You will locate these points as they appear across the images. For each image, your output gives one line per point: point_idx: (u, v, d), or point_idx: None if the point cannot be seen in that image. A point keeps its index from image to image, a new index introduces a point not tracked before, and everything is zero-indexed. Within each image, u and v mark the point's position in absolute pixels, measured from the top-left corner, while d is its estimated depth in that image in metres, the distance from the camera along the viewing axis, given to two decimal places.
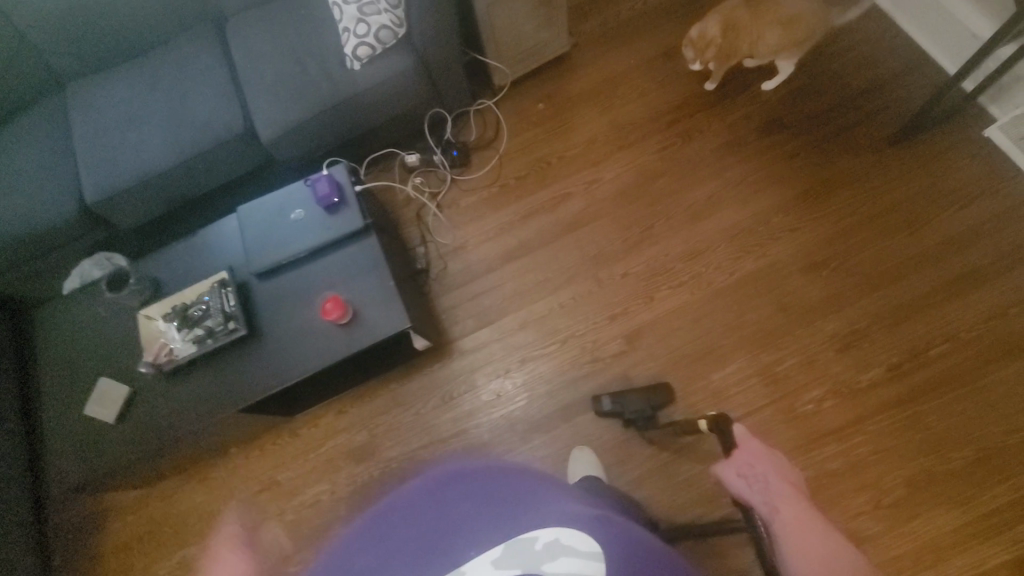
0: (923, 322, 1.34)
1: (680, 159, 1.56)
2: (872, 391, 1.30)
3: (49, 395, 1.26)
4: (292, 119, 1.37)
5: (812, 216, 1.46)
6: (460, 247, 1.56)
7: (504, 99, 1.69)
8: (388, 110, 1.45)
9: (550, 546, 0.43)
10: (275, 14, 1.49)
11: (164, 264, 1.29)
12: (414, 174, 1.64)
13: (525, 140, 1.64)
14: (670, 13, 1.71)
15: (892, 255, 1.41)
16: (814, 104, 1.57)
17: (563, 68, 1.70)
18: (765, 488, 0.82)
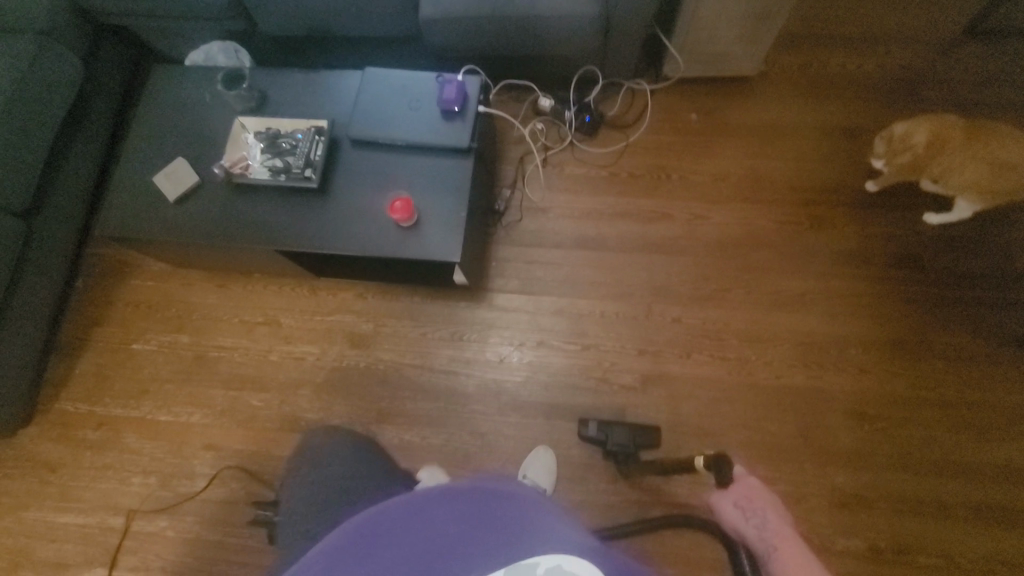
0: (934, 528, 1.25)
1: (796, 243, 1.44)
2: (840, 560, 1.23)
3: (132, 147, 1.31)
4: (457, 10, 1.30)
5: (889, 368, 1.35)
6: (542, 209, 1.51)
7: (661, 91, 1.58)
8: (548, 47, 1.37)
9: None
10: None
11: (280, 85, 1.30)
12: (538, 118, 1.57)
13: (659, 142, 1.54)
14: (875, 92, 1.53)
15: (945, 450, 1.29)
16: (963, 262, 1.41)
17: (736, 91, 1.56)
18: (760, 520, 0.90)
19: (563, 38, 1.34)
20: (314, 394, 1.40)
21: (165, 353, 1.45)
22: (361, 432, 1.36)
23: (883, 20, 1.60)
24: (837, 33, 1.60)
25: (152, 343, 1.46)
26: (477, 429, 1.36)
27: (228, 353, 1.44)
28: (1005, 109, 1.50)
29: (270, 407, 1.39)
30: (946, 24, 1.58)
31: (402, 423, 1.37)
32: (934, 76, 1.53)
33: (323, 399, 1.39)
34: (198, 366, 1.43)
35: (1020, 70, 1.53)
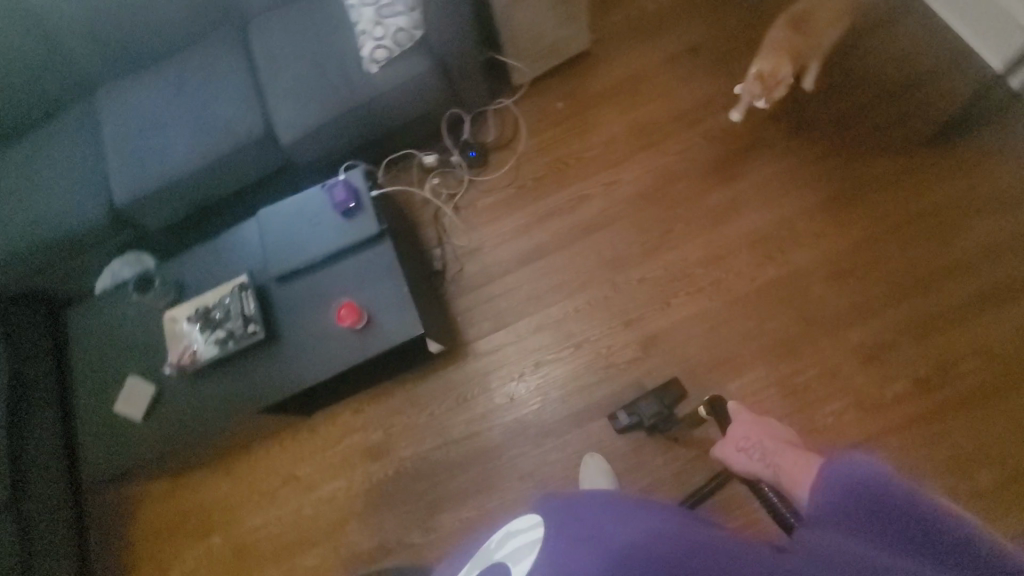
0: (957, 333, 1.27)
1: (703, 160, 1.51)
2: (894, 406, 1.25)
3: (83, 391, 1.31)
4: (313, 124, 1.38)
5: (839, 220, 1.39)
6: (476, 249, 1.56)
7: (523, 98, 1.67)
8: (405, 114, 1.45)
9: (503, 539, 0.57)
10: (296, 17, 1.50)
11: (191, 266, 1.33)
12: (431, 175, 1.64)
13: (543, 141, 1.63)
14: (695, 9, 1.66)
15: (926, 260, 1.33)
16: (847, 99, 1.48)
17: (583, 66, 1.67)
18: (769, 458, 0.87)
19: (414, 100, 1.42)
20: (361, 524, 1.37)
21: (206, 563, 1.40)
22: (421, 534, 1.34)
23: None
24: None
25: (188, 561, 1.41)
26: (523, 472, 1.35)
27: (264, 531, 1.40)
28: None
29: (327, 558, 1.35)
30: None
31: (455, 504, 1.35)
32: None
33: (372, 523, 1.37)
34: (242, 558, 1.39)
35: None
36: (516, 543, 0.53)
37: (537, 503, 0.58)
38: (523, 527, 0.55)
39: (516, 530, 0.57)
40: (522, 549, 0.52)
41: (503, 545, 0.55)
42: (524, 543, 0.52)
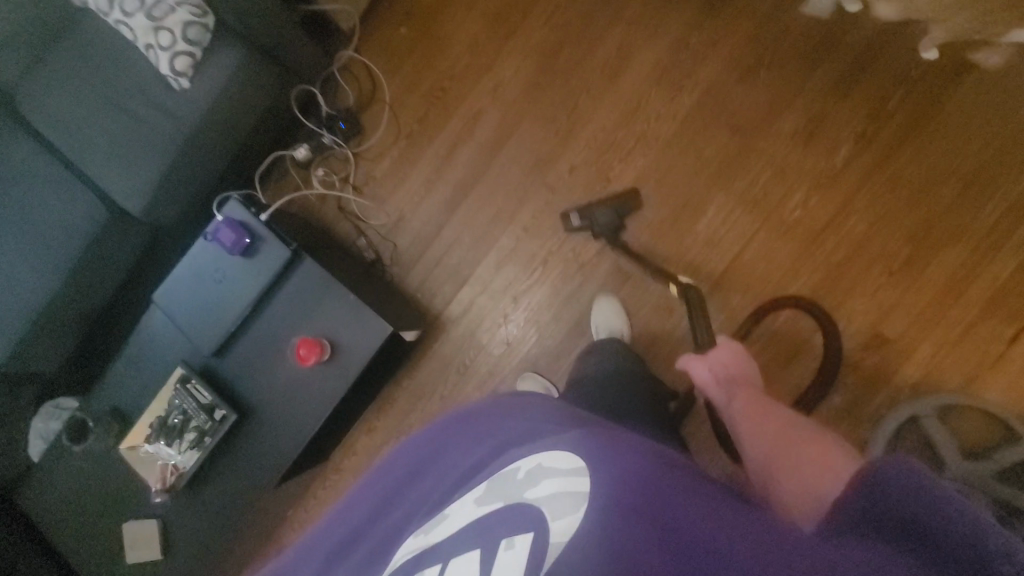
0: (876, 72, 1.26)
1: (574, 18, 1.38)
2: (845, 171, 1.26)
3: (85, 564, 1.17)
4: (155, 177, 1.18)
5: (727, 17, 1.32)
6: (400, 219, 1.44)
7: (362, 42, 1.48)
8: (251, 118, 1.25)
9: (534, 471, 0.48)
10: (64, 65, 1.23)
11: (120, 386, 1.17)
12: (313, 168, 1.47)
13: (407, 76, 1.46)
14: None
15: (823, 16, 1.28)
16: None
17: None
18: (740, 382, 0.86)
19: (252, 99, 1.22)
20: None
21: None
22: None
23: None
24: None
25: None
26: None
27: None
28: None
29: None
30: None
31: None
32: None
33: None
34: None
35: None
36: (555, 486, 0.45)
37: (581, 435, 0.48)
38: (563, 467, 0.46)
39: (555, 470, 0.46)
40: (566, 504, 0.44)
41: (536, 486, 0.46)
42: (569, 494, 0.44)
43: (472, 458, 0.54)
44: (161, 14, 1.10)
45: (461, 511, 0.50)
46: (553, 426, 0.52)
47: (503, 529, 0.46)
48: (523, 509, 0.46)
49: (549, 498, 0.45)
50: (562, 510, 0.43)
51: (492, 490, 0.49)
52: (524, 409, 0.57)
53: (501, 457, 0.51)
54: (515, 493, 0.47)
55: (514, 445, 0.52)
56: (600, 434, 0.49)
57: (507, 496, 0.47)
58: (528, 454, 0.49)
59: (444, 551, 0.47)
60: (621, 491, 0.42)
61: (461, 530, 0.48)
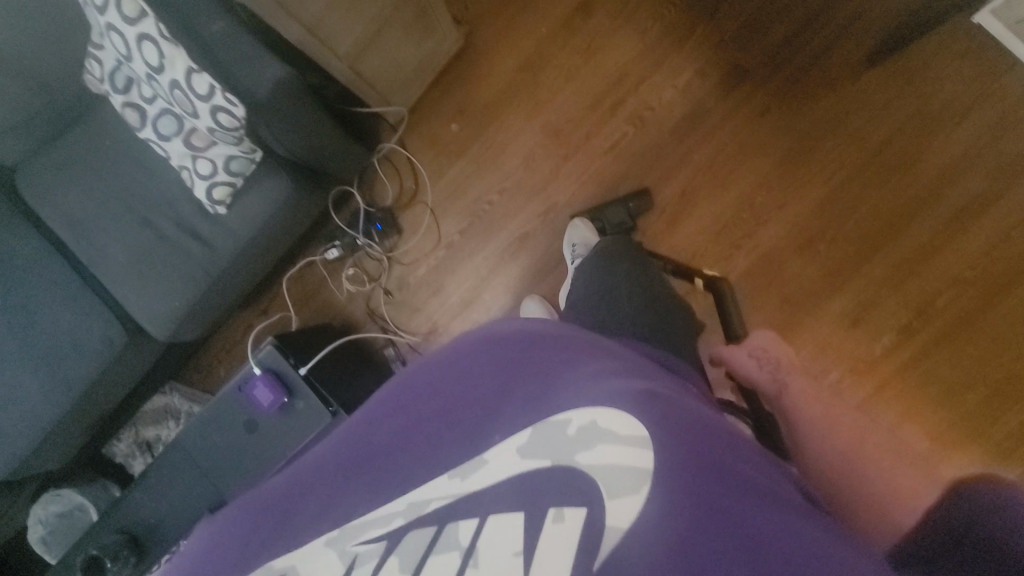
0: (930, 271, 1.25)
1: (637, 152, 1.32)
2: (884, 359, 1.27)
3: None
4: (181, 302, 1.07)
5: (795, 181, 1.28)
6: (431, 332, 1.38)
7: (408, 137, 1.37)
8: (290, 238, 1.15)
9: (586, 425, 0.41)
10: (78, 157, 1.09)
11: (135, 511, 1.12)
12: (344, 265, 1.39)
13: (452, 182, 1.37)
14: None
15: (886, 201, 1.26)
16: (774, 32, 1.27)
17: (463, 69, 1.36)
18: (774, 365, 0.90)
19: (294, 225, 1.11)
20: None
21: None
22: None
23: None
24: None
25: None
26: None
27: None
28: None
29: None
30: None
31: None
32: None
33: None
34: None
35: None
36: (619, 453, 0.40)
37: (645, 399, 0.42)
38: (627, 437, 0.40)
39: (614, 429, 0.41)
40: (625, 485, 0.39)
41: (592, 452, 0.40)
42: (632, 469, 0.40)
43: (511, 386, 0.44)
44: (202, 141, 0.97)
45: (496, 459, 0.42)
46: (605, 376, 0.45)
47: (551, 496, 0.41)
48: (578, 474, 0.41)
49: (608, 464, 0.40)
50: (624, 488, 0.39)
51: (540, 440, 0.42)
52: (567, 344, 0.49)
53: (544, 395, 0.43)
54: (566, 456, 0.41)
55: (562, 387, 0.43)
56: (666, 400, 0.44)
57: (555, 456, 0.41)
58: (580, 409, 0.42)
59: (484, 502, 0.40)
60: (688, 475, 0.39)
61: (502, 484, 0.41)
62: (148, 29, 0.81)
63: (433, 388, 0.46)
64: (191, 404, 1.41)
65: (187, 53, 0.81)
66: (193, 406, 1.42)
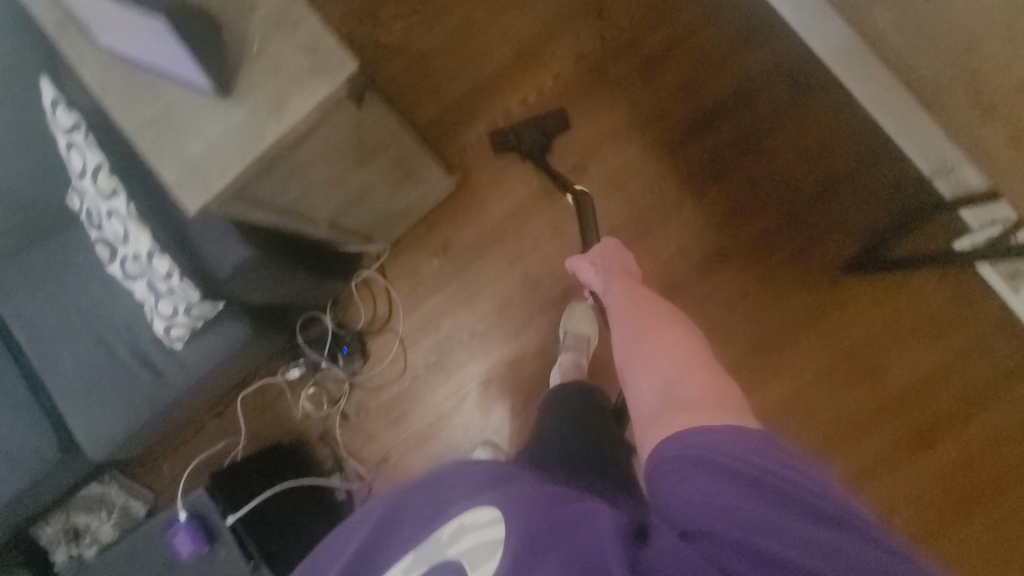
0: (894, 481, 1.22)
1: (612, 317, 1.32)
2: None
3: None
4: (121, 427, 1.06)
5: (765, 372, 1.27)
6: (382, 463, 1.35)
7: (390, 265, 1.38)
8: (247, 369, 1.14)
9: (456, 529, 0.51)
10: (47, 267, 1.09)
11: None
12: (305, 382, 1.37)
13: (426, 315, 1.37)
14: (572, 114, 1.35)
15: (857, 409, 1.24)
16: (760, 222, 1.30)
17: (452, 207, 1.37)
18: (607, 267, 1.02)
19: (252, 360, 1.11)
20: None
21: None
22: None
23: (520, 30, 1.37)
24: (497, 77, 1.37)
25: None
26: None
27: None
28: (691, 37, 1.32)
29: None
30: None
31: None
32: (609, 56, 1.34)
33: None
34: None
35: None
36: (474, 540, 0.49)
37: (496, 490, 0.51)
38: (478, 524, 0.50)
39: (476, 522, 0.50)
40: (480, 558, 0.48)
41: (457, 544, 0.50)
42: (480, 544, 0.49)
43: (411, 512, 0.55)
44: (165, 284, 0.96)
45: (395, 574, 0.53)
46: (473, 485, 0.53)
47: None
48: (452, 561, 0.50)
49: (471, 547, 0.49)
50: (480, 562, 0.48)
51: (423, 552, 0.52)
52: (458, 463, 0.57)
53: (433, 515, 0.53)
54: (438, 553, 0.51)
55: (446, 506, 0.53)
56: (514, 484, 0.51)
57: (430, 558, 0.51)
58: (449, 514, 0.52)
59: None
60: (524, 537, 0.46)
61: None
62: (119, 209, 0.79)
63: (367, 518, 0.59)
64: (129, 499, 1.40)
65: (154, 235, 0.79)
66: (131, 500, 1.40)
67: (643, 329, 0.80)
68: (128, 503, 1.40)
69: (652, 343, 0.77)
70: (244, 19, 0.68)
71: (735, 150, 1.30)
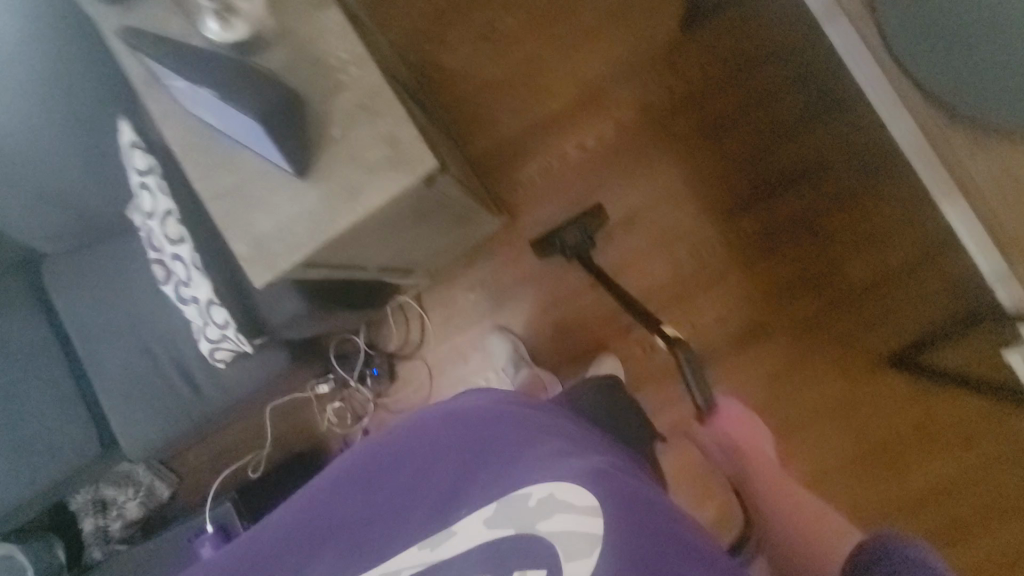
0: None
1: (638, 374, 1.32)
2: None
3: None
4: (159, 434, 1.10)
5: (787, 453, 1.26)
6: None
7: (426, 293, 1.40)
8: (279, 389, 1.17)
9: (544, 499, 0.55)
10: (101, 271, 1.12)
11: None
12: (331, 396, 1.42)
13: (456, 347, 1.39)
14: (627, 166, 1.33)
15: (874, 503, 1.24)
16: (804, 302, 1.27)
17: (494, 244, 1.37)
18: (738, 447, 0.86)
19: (287, 383, 1.14)
20: None
21: None
22: None
23: (584, 72, 1.34)
24: (554, 118, 1.35)
25: None
26: None
27: None
28: (759, 102, 1.29)
29: None
30: (651, 41, 1.32)
31: None
32: (672, 111, 1.31)
33: None
34: None
35: (752, 44, 1.28)
36: (567, 526, 0.54)
37: (590, 475, 0.54)
38: (575, 504, 0.53)
39: (569, 503, 0.54)
40: (578, 548, 0.53)
41: (548, 520, 0.55)
42: (582, 535, 0.53)
43: (470, 461, 0.57)
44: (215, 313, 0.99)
45: (463, 529, 0.56)
46: (549, 453, 0.56)
47: (514, 561, 0.56)
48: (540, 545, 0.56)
49: (562, 530, 0.54)
50: (574, 552, 0.53)
51: (502, 514, 0.56)
52: (525, 424, 0.59)
53: (504, 474, 0.56)
54: (527, 524, 0.56)
55: (518, 470, 0.56)
56: (604, 471, 0.55)
57: (517, 526, 0.56)
58: (537, 485, 0.55)
59: (454, 568, 0.56)
60: (626, 535, 0.52)
61: (472, 547, 0.56)
62: (183, 256, 0.82)
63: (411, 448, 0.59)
64: (155, 479, 1.45)
65: (214, 285, 0.83)
66: (156, 481, 1.45)
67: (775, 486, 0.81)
68: (154, 484, 1.45)
69: (794, 496, 0.79)
70: (327, 99, 0.68)
71: (791, 225, 1.27)
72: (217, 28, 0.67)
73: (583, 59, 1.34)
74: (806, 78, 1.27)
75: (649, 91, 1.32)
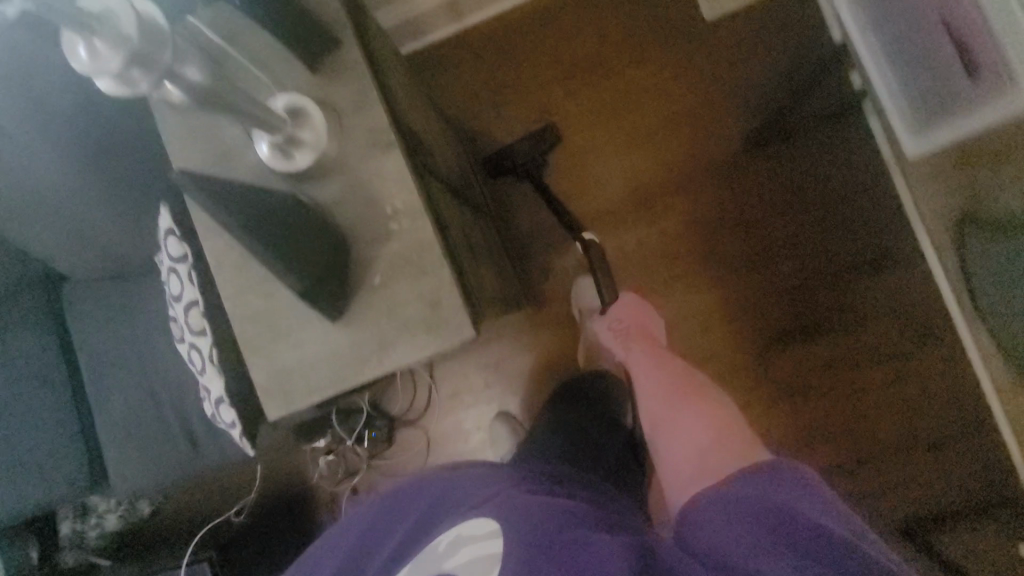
0: None
1: None
2: None
3: None
4: (150, 478, 1.09)
5: None
6: None
7: (438, 363, 1.38)
8: None
9: (453, 541, 0.62)
10: (123, 305, 1.12)
11: None
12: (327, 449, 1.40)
13: (459, 423, 1.37)
14: (664, 276, 1.29)
15: None
16: (821, 452, 1.23)
17: (514, 327, 1.35)
18: (642, 357, 1.05)
19: None
20: None
21: None
22: None
23: (637, 172, 1.31)
24: (599, 213, 1.32)
25: None
26: None
27: None
28: (812, 238, 1.24)
29: None
30: (713, 155, 1.28)
31: None
32: (721, 230, 1.27)
33: None
34: None
35: (816, 179, 1.24)
36: (471, 553, 0.60)
37: (491, 501, 0.65)
38: (476, 533, 0.62)
39: (472, 534, 0.62)
40: (478, 564, 0.59)
41: (454, 553, 0.61)
42: (481, 556, 0.60)
43: (413, 521, 0.69)
44: None
45: None
46: (467, 496, 0.67)
47: None
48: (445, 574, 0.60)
49: (467, 563, 0.60)
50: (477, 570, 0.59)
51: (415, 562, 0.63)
52: (453, 482, 0.71)
53: (430, 523, 0.67)
54: (433, 565, 0.61)
55: (441, 518, 0.67)
56: (506, 498, 0.65)
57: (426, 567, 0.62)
58: (445, 529, 0.64)
59: None
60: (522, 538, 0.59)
61: None
62: (201, 349, 0.79)
63: (379, 516, 0.73)
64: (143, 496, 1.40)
65: (227, 384, 0.79)
66: (143, 498, 1.40)
67: (712, 449, 0.80)
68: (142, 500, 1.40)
69: (680, 416, 0.88)
70: (373, 248, 0.65)
71: (823, 370, 1.23)
72: (274, 156, 0.64)
73: (639, 159, 1.31)
74: (867, 223, 1.22)
75: (701, 205, 1.28)
